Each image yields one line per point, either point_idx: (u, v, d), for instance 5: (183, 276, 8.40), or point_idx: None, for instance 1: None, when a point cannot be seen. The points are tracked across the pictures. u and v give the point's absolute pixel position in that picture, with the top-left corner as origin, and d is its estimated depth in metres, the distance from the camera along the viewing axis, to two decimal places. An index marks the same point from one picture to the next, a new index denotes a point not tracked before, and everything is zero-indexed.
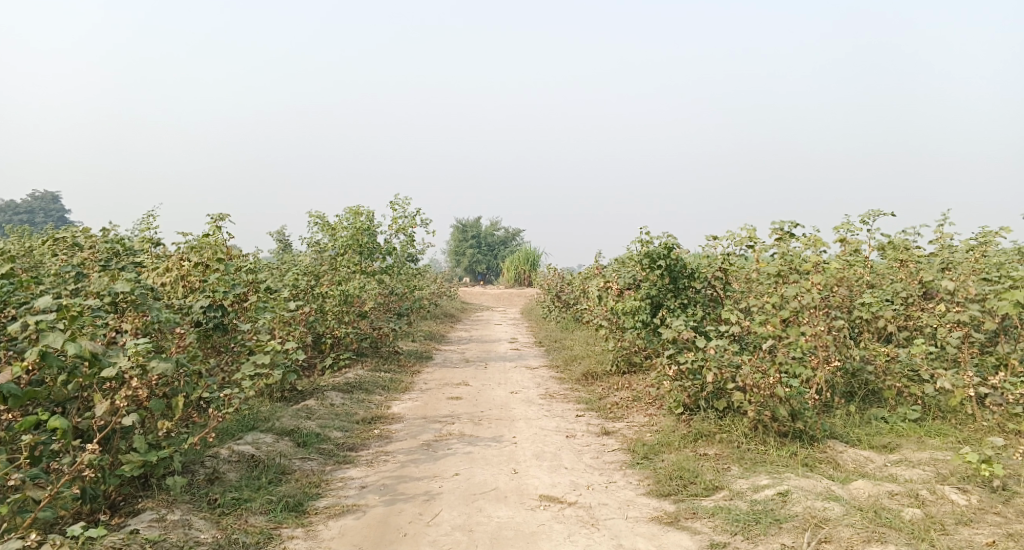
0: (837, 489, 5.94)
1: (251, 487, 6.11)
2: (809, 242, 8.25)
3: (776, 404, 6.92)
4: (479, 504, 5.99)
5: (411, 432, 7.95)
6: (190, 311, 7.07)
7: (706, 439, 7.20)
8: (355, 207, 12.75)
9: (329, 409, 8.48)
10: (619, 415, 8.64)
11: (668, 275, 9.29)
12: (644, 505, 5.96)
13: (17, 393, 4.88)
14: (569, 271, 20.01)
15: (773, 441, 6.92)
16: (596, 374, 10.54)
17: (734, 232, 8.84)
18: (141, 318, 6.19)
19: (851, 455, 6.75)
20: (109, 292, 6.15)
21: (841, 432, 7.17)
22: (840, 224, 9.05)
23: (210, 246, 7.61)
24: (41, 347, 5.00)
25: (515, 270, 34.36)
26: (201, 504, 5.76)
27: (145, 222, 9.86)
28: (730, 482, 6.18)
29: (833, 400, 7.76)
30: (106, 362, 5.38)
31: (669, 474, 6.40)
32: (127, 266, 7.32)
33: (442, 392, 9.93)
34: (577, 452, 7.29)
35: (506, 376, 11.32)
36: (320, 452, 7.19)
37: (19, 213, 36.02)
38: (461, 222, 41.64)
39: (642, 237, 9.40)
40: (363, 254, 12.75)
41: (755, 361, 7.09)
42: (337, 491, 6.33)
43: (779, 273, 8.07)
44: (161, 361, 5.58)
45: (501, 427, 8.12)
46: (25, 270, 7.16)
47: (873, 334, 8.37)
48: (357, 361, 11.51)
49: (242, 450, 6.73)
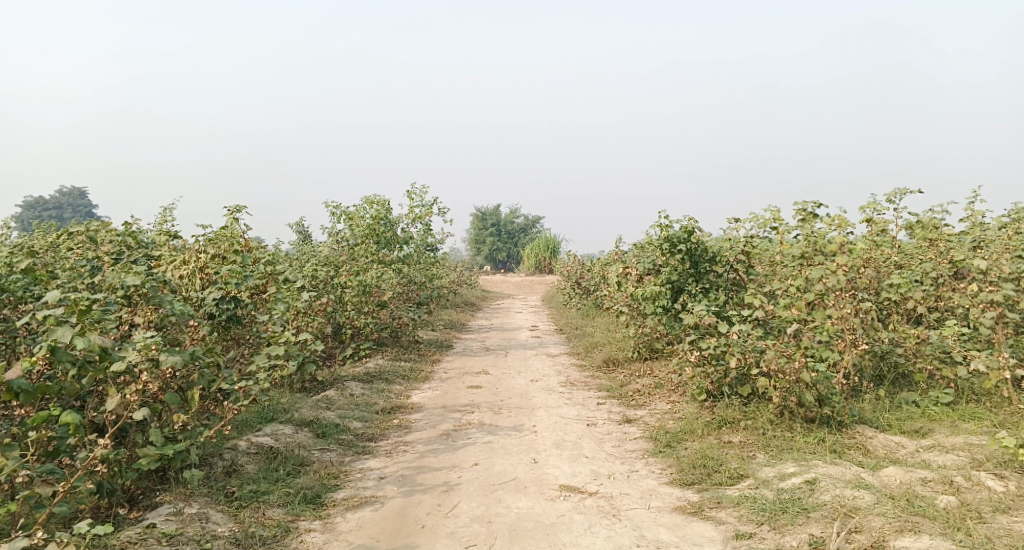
0: (867, 476, 5.76)
1: (269, 480, 6.04)
2: (835, 223, 8.05)
3: (802, 389, 6.75)
4: (499, 495, 5.88)
5: (430, 422, 7.85)
6: (202, 304, 6.88)
7: (731, 427, 7.03)
8: (372, 197, 12.66)
9: (349, 399, 8.41)
10: (640, 402, 8.49)
11: (689, 260, 9.16)
12: (667, 495, 5.82)
13: (27, 389, 4.83)
14: (590, 257, 19.81)
15: (800, 428, 6.74)
16: (617, 361, 10.42)
17: (758, 214, 8.65)
18: (154, 312, 6.12)
19: (882, 440, 6.57)
20: (122, 285, 6.08)
21: (870, 417, 6.99)
22: (866, 203, 8.80)
23: (227, 239, 7.63)
24: (50, 343, 4.93)
25: (536, 257, 34.20)
26: (219, 497, 5.70)
27: (164, 216, 9.77)
28: (756, 470, 6.02)
29: (861, 384, 7.57)
30: (117, 356, 5.29)
31: (692, 462, 6.25)
32: (141, 259, 7.17)
33: (461, 381, 9.83)
34: (597, 441, 7.16)
35: (526, 364, 11.21)
36: (339, 443, 7.11)
37: (48, 210, 36.31)
38: (480, 210, 41.54)
39: (661, 221, 9.24)
40: (381, 244, 12.66)
41: (779, 345, 6.91)
42: (355, 482, 6.24)
43: (803, 255, 7.87)
44: (171, 353, 5.47)
45: (521, 416, 8.00)
46: (41, 266, 7.10)
47: (902, 316, 8.18)
48: (376, 351, 11.44)
49: (260, 442, 6.66)
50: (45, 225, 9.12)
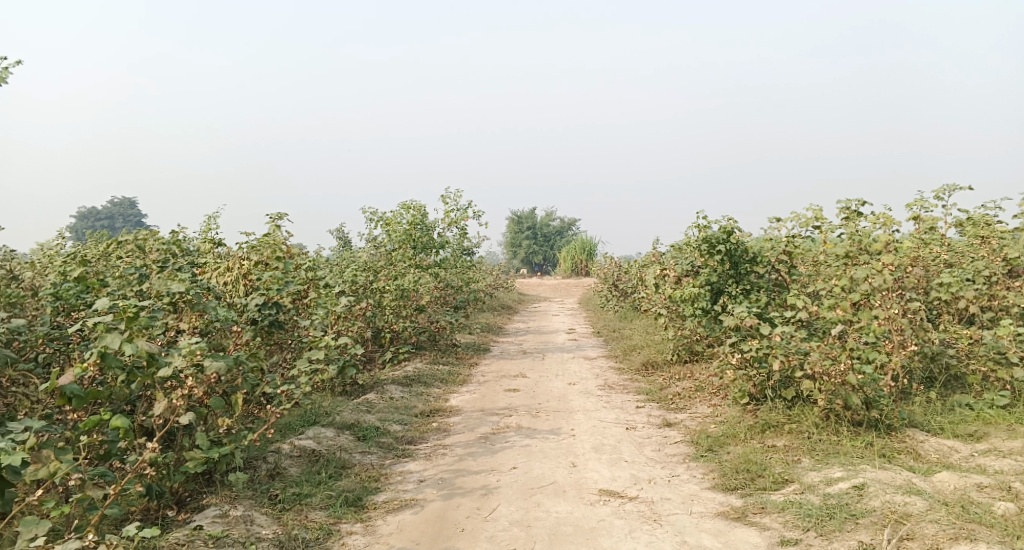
0: (919, 481, 5.60)
1: (311, 482, 6.07)
2: (879, 221, 7.90)
3: (848, 392, 6.59)
4: (538, 499, 5.84)
5: (468, 425, 7.83)
6: (245, 310, 6.93)
7: (775, 430, 6.90)
8: (408, 201, 12.72)
9: (389, 403, 8.43)
10: (681, 405, 8.38)
11: (728, 261, 9.00)
12: (709, 500, 5.72)
13: (79, 394, 4.92)
14: (627, 259, 19.67)
15: (847, 431, 6.60)
16: (656, 363, 10.31)
17: (800, 214, 8.52)
18: (199, 318, 6.21)
19: (934, 445, 6.39)
20: (168, 292, 6.17)
21: (921, 420, 6.81)
22: (914, 201, 8.80)
23: (270, 246, 7.70)
24: (100, 348, 5.02)
25: (572, 260, 34.09)
26: (263, 499, 5.74)
27: (208, 224, 9.91)
28: (802, 474, 5.90)
29: (912, 386, 7.37)
30: (164, 362, 5.35)
31: (735, 467, 6.14)
32: (186, 266, 7.28)
33: (499, 384, 9.81)
34: (637, 445, 7.07)
35: (564, 367, 11.15)
36: (379, 445, 7.13)
37: (98, 220, 37.18)
38: (516, 213, 41.55)
39: (699, 222, 9.12)
40: (418, 248, 12.71)
41: (824, 347, 6.78)
42: (395, 485, 6.25)
43: (847, 255, 7.76)
44: (216, 359, 5.52)
45: (559, 420, 7.95)
46: (92, 274, 7.24)
47: (953, 316, 7.96)
48: (415, 355, 11.47)
49: (303, 445, 6.69)
50: (94, 234, 9.30)
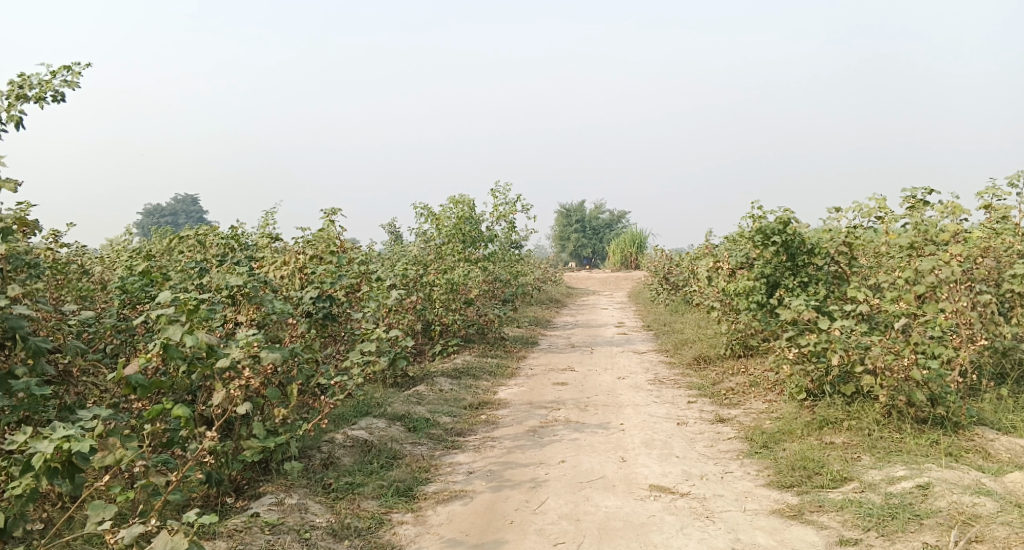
0: (988, 482, 5.40)
1: (364, 472, 6.12)
2: (947, 210, 7.65)
3: (912, 388, 6.40)
4: (586, 493, 5.79)
5: (517, 418, 7.82)
6: (299, 303, 7.02)
7: (833, 427, 6.73)
8: (458, 196, 12.75)
9: (439, 395, 8.47)
10: (734, 401, 8.24)
11: (784, 252, 8.82)
12: (764, 497, 5.60)
13: (143, 383, 5.03)
14: (677, 253, 19.42)
15: (910, 429, 6.41)
16: (709, 358, 10.16)
17: (862, 203, 8.27)
18: (255, 311, 6.29)
19: (1004, 444, 6.17)
20: (225, 285, 6.26)
21: (990, 418, 6.59)
22: (985, 188, 8.49)
23: (324, 239, 7.80)
24: (163, 340, 5.13)
25: (622, 253, 33.83)
26: (317, 488, 5.80)
27: (265, 221, 10.07)
28: (861, 473, 5.73)
29: (980, 383, 7.14)
30: (222, 353, 5.42)
31: (791, 464, 6.00)
32: (244, 261, 7.42)
33: (548, 377, 9.76)
34: (689, 440, 6.97)
35: (614, 361, 11.05)
36: (430, 437, 7.15)
37: (160, 215, 38.17)
38: (565, 206, 41.41)
39: (754, 212, 8.93)
40: (467, 242, 12.73)
41: (886, 342, 6.60)
42: (445, 476, 6.26)
43: (912, 245, 7.50)
44: (272, 350, 5.60)
45: (608, 414, 7.88)
46: (155, 269, 7.40)
47: None
48: (465, 347, 11.49)
49: (356, 435, 6.76)
50: (156, 229, 9.50)
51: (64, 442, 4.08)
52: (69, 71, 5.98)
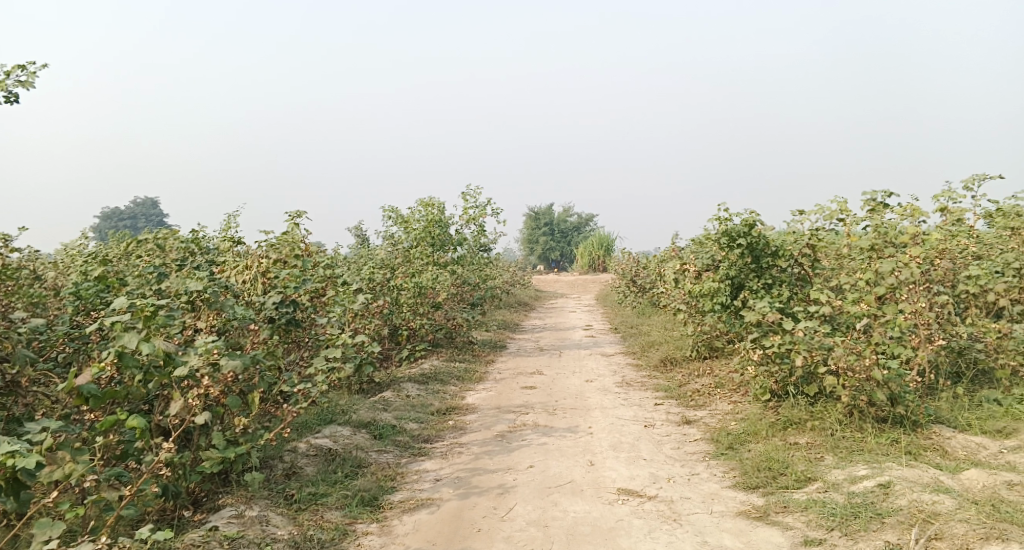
0: (947, 479, 5.48)
1: (327, 482, 6.03)
2: (906, 212, 7.76)
3: (873, 388, 6.50)
4: (555, 498, 5.76)
5: (485, 423, 7.77)
6: (262, 308, 6.91)
7: (797, 427, 6.78)
8: (426, 199, 12.67)
9: (405, 401, 8.39)
10: (700, 402, 8.28)
11: (749, 254, 8.88)
12: (730, 499, 5.62)
13: (97, 393, 4.92)
14: (644, 255, 19.49)
15: (871, 428, 6.49)
16: (675, 360, 10.21)
17: (824, 206, 8.36)
18: (216, 317, 6.16)
19: (961, 442, 6.28)
20: (185, 290, 6.14)
21: (947, 416, 6.71)
22: (941, 191, 8.65)
23: (288, 244, 7.70)
24: (118, 348, 5.02)
25: (589, 256, 33.93)
26: (279, 499, 5.70)
27: (227, 224, 9.91)
28: (825, 473, 5.78)
29: (938, 382, 7.28)
30: (180, 361, 5.31)
31: (756, 465, 6.03)
32: (204, 265, 7.30)
33: (516, 381, 9.72)
34: (656, 443, 6.98)
35: (581, 364, 11.05)
36: (396, 444, 7.08)
37: (121, 219, 37.44)
38: (533, 209, 41.45)
39: (720, 215, 8.97)
40: (436, 246, 12.67)
41: (848, 342, 6.68)
42: (411, 484, 6.19)
43: (872, 247, 7.60)
44: (232, 358, 5.51)
45: (576, 418, 7.87)
46: (112, 274, 7.25)
47: (981, 309, 7.87)
48: (432, 352, 11.41)
49: (320, 443, 6.67)
50: (114, 233, 9.28)
51: (9, 458, 3.96)
52: (25, 69, 5.83)
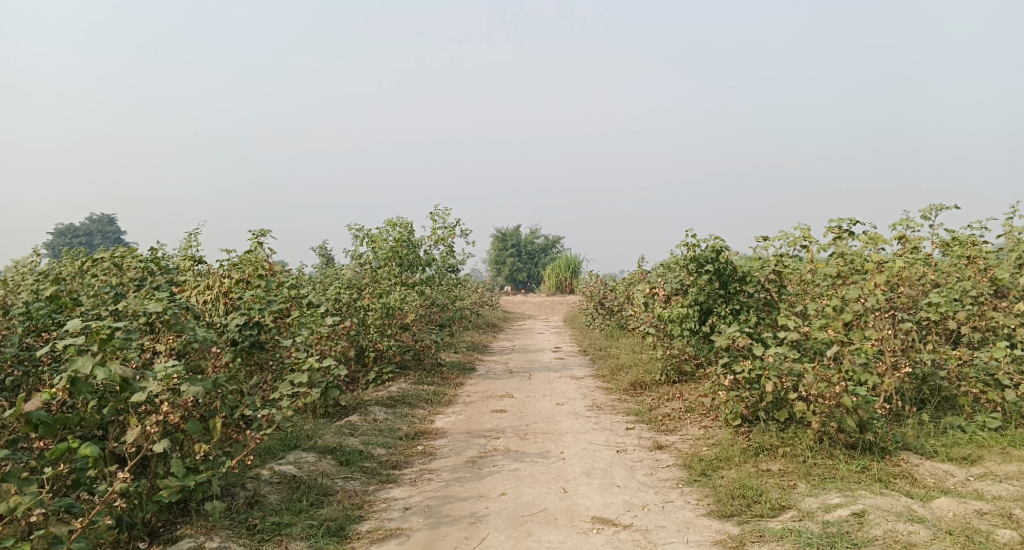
0: (919, 508, 5.48)
1: (292, 511, 5.85)
2: (870, 241, 7.86)
3: (843, 414, 6.51)
4: (528, 528, 5.64)
5: (455, 448, 7.63)
6: (225, 330, 6.80)
7: (768, 454, 6.76)
8: (395, 219, 12.55)
9: (373, 425, 8.22)
10: (671, 427, 8.24)
11: (717, 279, 8.90)
12: (706, 527, 5.55)
13: (47, 422, 4.75)
14: (612, 277, 19.49)
15: (842, 455, 6.49)
16: (645, 384, 10.16)
17: (788, 233, 8.43)
18: (176, 339, 5.96)
19: (929, 468, 6.31)
20: (144, 312, 5.95)
21: (915, 443, 6.74)
22: (900, 220, 8.75)
23: (251, 263, 7.54)
24: (71, 373, 4.84)
25: (557, 278, 33.95)
26: (240, 530, 5.52)
27: (189, 241, 9.68)
28: (799, 500, 5.75)
29: (904, 409, 7.33)
30: (137, 387, 5.14)
31: (730, 492, 5.98)
32: (165, 285, 7.12)
33: (485, 405, 9.59)
34: (629, 469, 6.90)
35: (551, 387, 10.95)
36: (363, 471, 6.92)
37: (76, 236, 36.61)
38: (500, 230, 41.42)
39: (688, 241, 9.03)
40: (404, 266, 12.52)
41: (819, 369, 6.67)
42: (379, 513, 6.03)
43: (839, 274, 7.76)
44: (193, 383, 5.34)
45: (548, 442, 7.77)
46: (66, 293, 7.02)
47: (941, 337, 7.98)
48: (400, 375, 11.24)
49: (283, 470, 6.49)
50: (69, 250, 8.97)
51: None
52: None
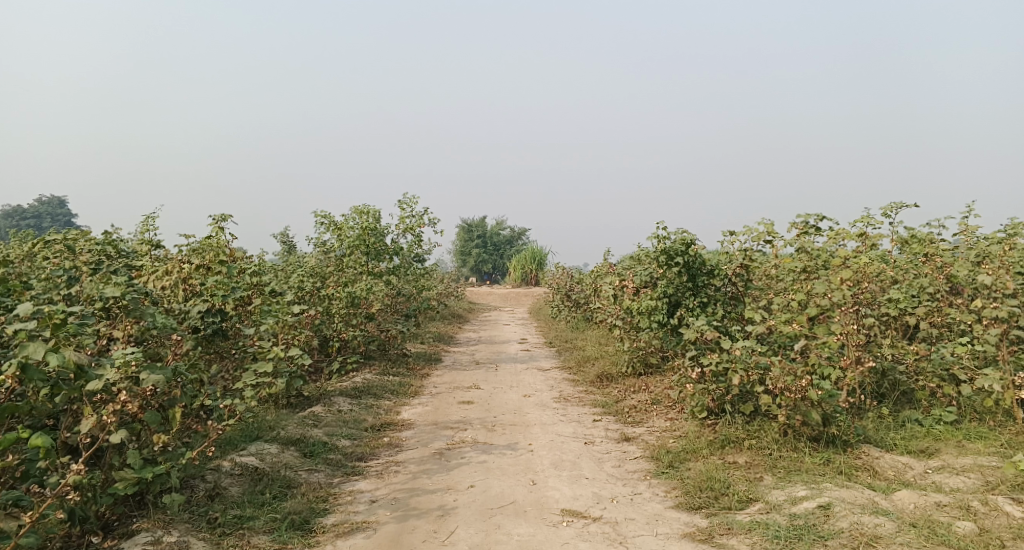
0: (881, 500, 5.57)
1: (254, 504, 5.76)
2: (835, 237, 7.97)
3: (808, 408, 6.59)
4: (497, 521, 5.61)
5: (421, 440, 7.57)
6: (186, 317, 6.67)
7: (735, 446, 6.82)
8: (361, 207, 12.41)
9: (337, 416, 8.12)
10: (637, 419, 8.27)
11: (686, 272, 8.95)
12: (674, 519, 5.58)
13: None
14: (579, 270, 19.51)
15: (806, 447, 6.58)
16: (611, 376, 10.19)
17: (752, 227, 8.48)
18: (134, 325, 5.80)
19: (889, 461, 6.42)
20: (101, 296, 5.78)
21: (875, 436, 6.83)
22: (860, 217, 8.84)
23: (212, 249, 7.36)
24: (22, 360, 4.70)
25: (522, 269, 33.94)
26: (200, 523, 5.42)
27: (146, 225, 9.44)
28: (765, 493, 5.81)
29: (865, 402, 7.45)
30: (93, 375, 5.00)
31: (698, 484, 6.01)
32: (121, 270, 6.94)
33: (452, 396, 9.53)
34: (597, 461, 6.91)
35: (518, 378, 10.93)
36: (327, 463, 6.82)
37: (26, 219, 35.65)
38: (466, 222, 41.29)
39: (658, 233, 9.04)
40: (370, 254, 12.38)
41: (785, 363, 6.76)
42: (345, 506, 5.96)
43: (804, 269, 7.90)
44: (153, 371, 5.24)
45: (515, 434, 7.74)
46: (16, 276, 6.78)
47: (899, 332, 8.15)
48: (364, 366, 11.13)
49: (245, 462, 6.37)
50: (17, 232, 8.62)
51: None
52: None
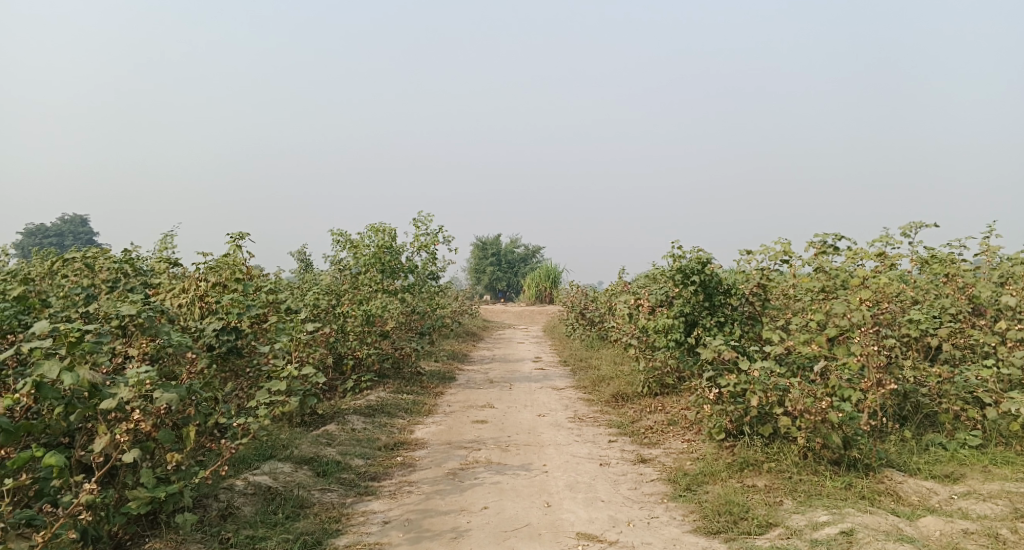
0: (906, 527, 5.44)
1: (266, 524, 5.70)
2: (853, 256, 7.87)
3: (828, 431, 6.48)
4: (512, 544, 5.53)
5: (435, 460, 7.50)
6: (201, 334, 6.66)
7: (754, 469, 6.70)
8: (377, 224, 12.41)
9: (351, 435, 8.06)
10: (654, 440, 8.16)
11: (702, 292, 8.85)
12: (692, 544, 5.47)
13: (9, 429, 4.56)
14: (594, 288, 19.39)
15: (827, 471, 6.45)
16: (626, 396, 10.08)
17: (769, 247, 8.40)
18: (149, 343, 5.78)
19: (913, 486, 6.28)
20: (117, 314, 5.76)
21: (898, 460, 6.69)
22: (878, 237, 8.75)
23: (228, 266, 7.34)
24: (37, 378, 4.69)
25: (537, 287, 33.85)
26: (212, 543, 5.37)
27: (164, 242, 9.48)
28: (786, 518, 5.69)
29: (887, 425, 7.30)
30: (107, 393, 4.97)
31: (716, 508, 5.90)
32: (138, 288, 6.94)
33: (466, 415, 9.46)
34: (613, 483, 6.80)
35: (533, 397, 10.84)
36: (340, 482, 6.76)
37: (47, 236, 36.04)
38: (481, 239, 41.30)
39: (674, 252, 8.97)
40: (385, 272, 12.37)
41: (805, 385, 6.65)
42: (358, 527, 5.89)
43: (823, 289, 7.81)
44: (167, 389, 5.20)
45: (530, 455, 7.65)
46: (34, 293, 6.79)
47: (920, 353, 7.99)
48: (378, 384, 11.08)
49: (258, 481, 6.31)
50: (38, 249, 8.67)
51: None
52: None
